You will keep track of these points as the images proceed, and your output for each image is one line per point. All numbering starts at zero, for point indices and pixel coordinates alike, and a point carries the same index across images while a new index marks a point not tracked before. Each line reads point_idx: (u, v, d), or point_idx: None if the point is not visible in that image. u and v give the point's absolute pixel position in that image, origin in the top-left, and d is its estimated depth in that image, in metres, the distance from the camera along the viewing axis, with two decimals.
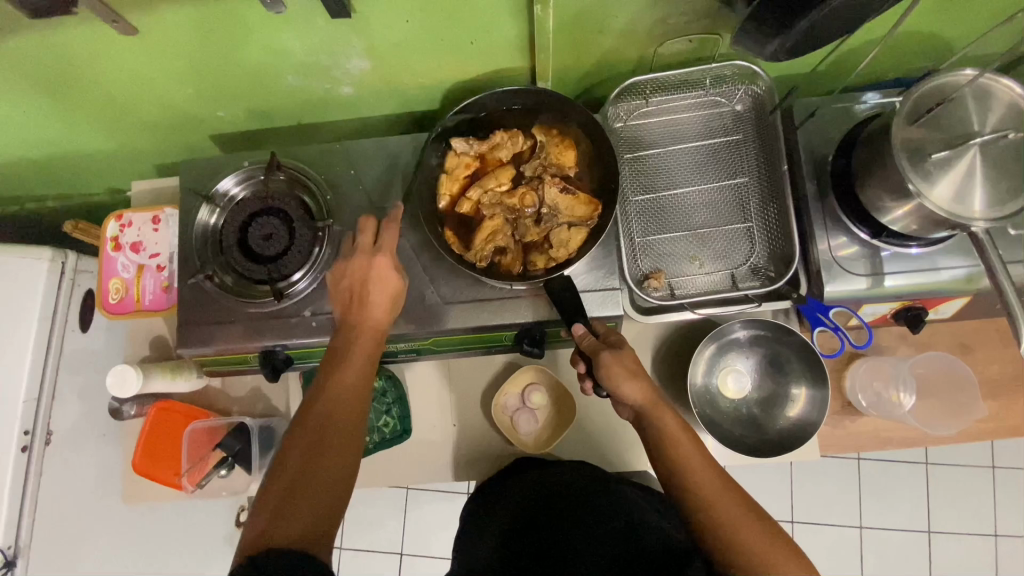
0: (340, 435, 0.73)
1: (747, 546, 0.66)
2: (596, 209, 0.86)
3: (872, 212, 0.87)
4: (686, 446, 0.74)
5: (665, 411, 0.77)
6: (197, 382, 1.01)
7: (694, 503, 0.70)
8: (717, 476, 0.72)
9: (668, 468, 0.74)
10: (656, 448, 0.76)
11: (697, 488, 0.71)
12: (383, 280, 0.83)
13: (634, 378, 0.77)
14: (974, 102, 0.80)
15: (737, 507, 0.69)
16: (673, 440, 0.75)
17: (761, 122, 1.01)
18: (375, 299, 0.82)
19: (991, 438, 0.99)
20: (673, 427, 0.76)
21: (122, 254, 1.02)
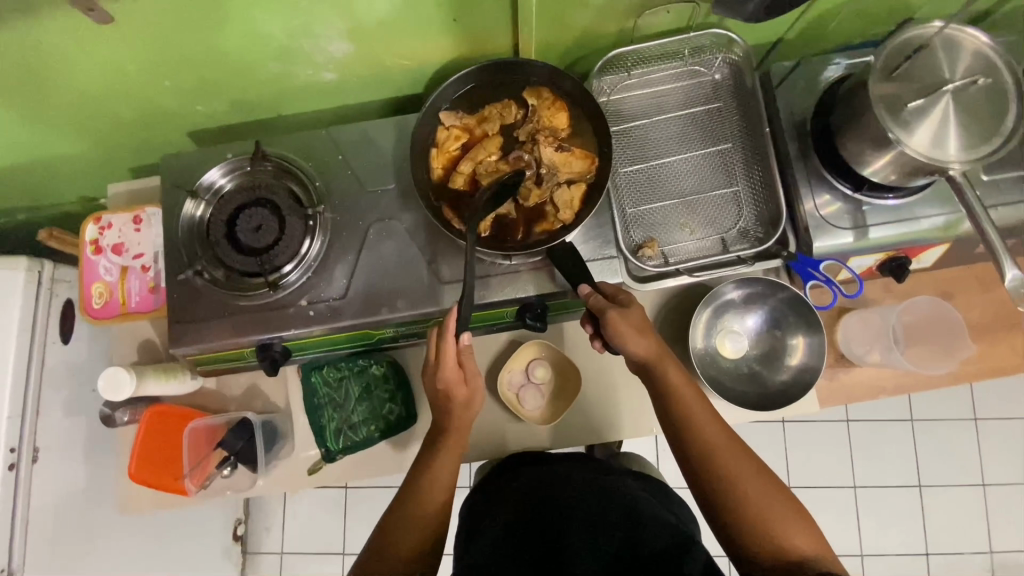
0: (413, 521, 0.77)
1: (748, 494, 0.72)
2: (593, 163, 0.86)
3: (855, 165, 0.90)
4: (689, 397, 0.78)
5: (670, 363, 0.80)
6: (191, 383, 0.98)
7: (698, 452, 0.75)
8: (719, 428, 0.77)
9: (675, 418, 0.78)
10: (662, 401, 0.79)
11: (702, 439, 0.76)
12: (449, 382, 0.79)
13: (640, 335, 0.79)
14: (942, 52, 0.83)
15: (739, 462, 0.74)
16: (679, 393, 0.78)
17: (740, 89, 1.03)
18: (452, 416, 0.81)
19: (978, 378, 1.03)
20: (674, 377, 0.79)
21: (103, 257, 0.99)
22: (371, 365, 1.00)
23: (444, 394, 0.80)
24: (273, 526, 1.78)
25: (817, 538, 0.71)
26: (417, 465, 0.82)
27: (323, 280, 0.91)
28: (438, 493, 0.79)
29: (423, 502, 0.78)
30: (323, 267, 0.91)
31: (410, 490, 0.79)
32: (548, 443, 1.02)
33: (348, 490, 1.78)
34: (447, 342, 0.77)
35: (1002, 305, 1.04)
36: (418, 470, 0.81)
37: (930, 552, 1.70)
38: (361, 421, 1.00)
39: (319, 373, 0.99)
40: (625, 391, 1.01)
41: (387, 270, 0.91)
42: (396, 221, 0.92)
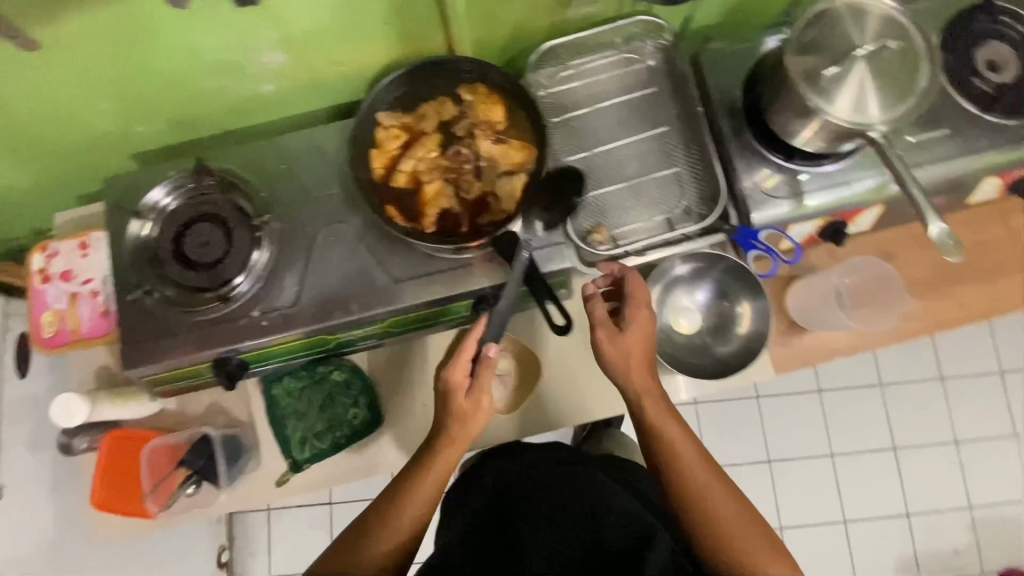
0: (396, 530, 0.76)
1: (737, 542, 0.73)
2: (532, 153, 0.87)
3: (785, 137, 0.93)
4: (672, 428, 0.80)
5: (649, 397, 0.82)
6: (151, 405, 0.97)
7: (685, 501, 0.76)
8: (701, 461, 0.78)
9: (657, 456, 0.80)
10: (649, 447, 0.81)
11: (687, 488, 0.77)
12: (459, 389, 0.80)
13: (637, 365, 0.82)
14: (853, 19, 0.86)
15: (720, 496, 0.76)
16: (661, 437, 0.80)
17: (673, 72, 1.06)
18: (459, 422, 0.80)
19: (925, 334, 1.07)
20: (654, 411, 0.81)
21: (51, 285, 0.98)
22: (331, 372, 1.00)
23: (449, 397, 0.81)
24: (258, 550, 1.76)
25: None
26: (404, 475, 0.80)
27: (274, 289, 0.92)
28: (424, 503, 0.78)
29: (410, 510, 0.77)
30: (274, 277, 0.92)
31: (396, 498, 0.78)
32: (513, 433, 1.02)
33: (333, 506, 1.77)
34: (467, 350, 0.81)
35: (941, 261, 1.08)
36: (408, 477, 0.80)
37: (911, 512, 1.73)
38: (326, 429, 1.00)
39: (280, 386, 1.00)
40: (586, 376, 1.02)
41: (337, 274, 0.92)
42: (344, 225, 0.93)
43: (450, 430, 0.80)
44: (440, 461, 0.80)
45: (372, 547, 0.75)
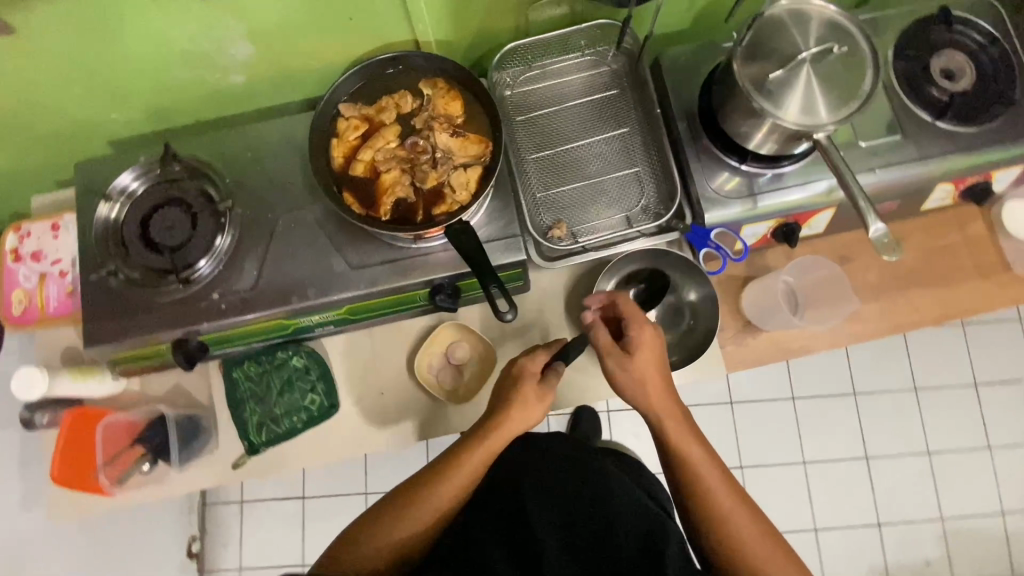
0: (433, 500, 0.81)
1: (754, 559, 0.75)
2: (487, 146, 0.89)
3: (738, 139, 0.96)
4: (694, 451, 0.82)
5: (672, 421, 0.84)
6: (113, 383, 0.99)
7: (705, 516, 0.79)
8: (727, 486, 0.80)
9: (679, 481, 0.82)
10: (673, 462, 0.83)
11: (712, 504, 0.79)
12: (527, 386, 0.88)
13: (661, 391, 0.86)
14: (798, 24, 0.89)
15: (748, 524, 0.77)
16: (685, 453, 0.82)
17: (636, 75, 1.09)
18: (511, 413, 0.86)
19: (877, 336, 1.09)
20: (676, 435, 0.83)
21: (23, 265, 1.00)
22: (291, 357, 1.02)
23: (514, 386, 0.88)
24: (230, 541, 1.77)
25: None
26: (431, 471, 0.83)
27: (234, 273, 0.94)
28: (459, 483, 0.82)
29: (447, 485, 0.81)
30: (234, 261, 0.94)
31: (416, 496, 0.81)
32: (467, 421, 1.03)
33: (305, 500, 1.78)
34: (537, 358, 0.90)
35: (895, 266, 1.10)
36: (449, 457, 0.84)
37: (882, 523, 1.73)
38: (284, 414, 1.01)
39: (240, 369, 1.02)
40: None
41: (297, 260, 0.94)
42: (305, 213, 0.96)
43: (502, 422, 0.85)
44: (483, 447, 0.84)
45: (410, 515, 0.80)
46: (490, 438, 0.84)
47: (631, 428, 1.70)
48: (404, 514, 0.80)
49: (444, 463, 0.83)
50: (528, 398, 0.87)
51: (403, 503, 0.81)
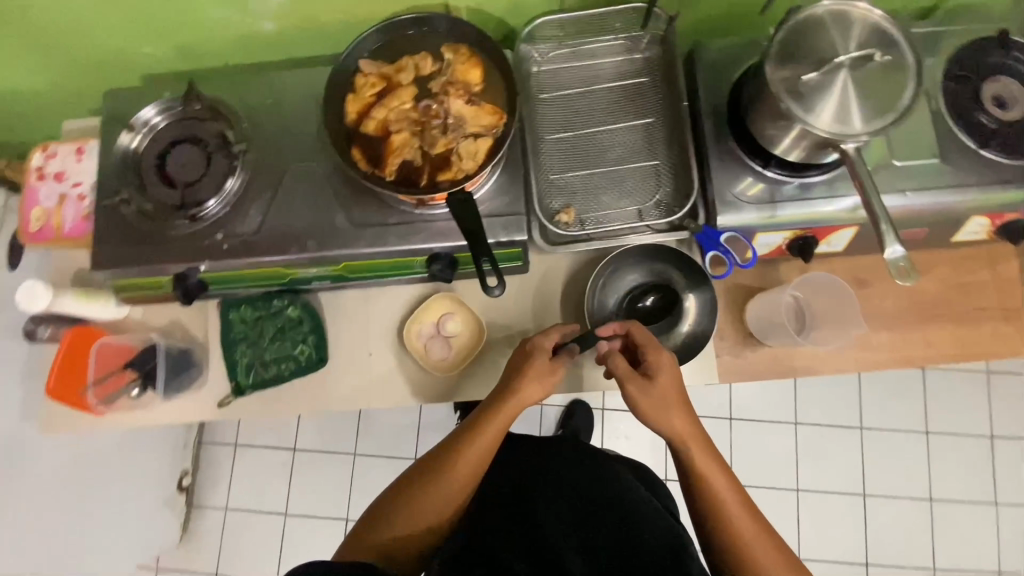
0: (445, 485, 0.83)
1: None
2: (501, 118, 0.88)
3: (763, 143, 0.92)
4: (718, 479, 0.82)
5: (697, 447, 0.83)
6: (116, 309, 1.02)
7: (723, 540, 0.79)
8: (745, 509, 0.80)
9: (701, 508, 0.81)
10: (691, 481, 0.83)
11: (730, 526, 0.79)
12: (539, 364, 0.89)
13: (676, 408, 0.84)
14: (838, 26, 0.85)
15: (772, 555, 0.78)
16: (706, 474, 0.82)
17: (668, 65, 1.05)
18: (517, 391, 0.87)
19: (885, 367, 1.04)
20: (699, 460, 0.82)
21: (45, 183, 1.04)
22: (286, 307, 1.03)
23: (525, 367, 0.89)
24: (220, 481, 1.82)
25: None
26: (440, 458, 0.85)
27: (240, 216, 0.95)
28: (471, 466, 0.84)
29: (460, 469, 0.84)
30: (241, 204, 0.96)
31: (430, 483, 0.83)
32: (448, 394, 1.02)
33: (295, 452, 1.81)
34: (546, 340, 0.91)
35: (915, 296, 1.05)
36: (460, 438, 0.86)
37: (871, 564, 1.68)
38: (273, 360, 1.03)
39: (236, 312, 1.03)
40: None
41: (300, 211, 0.95)
42: (315, 166, 0.96)
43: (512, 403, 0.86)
44: (494, 429, 0.86)
45: (426, 501, 0.83)
46: (497, 418, 0.86)
47: (623, 429, 1.68)
48: (420, 502, 0.83)
49: (453, 449, 0.85)
50: (539, 374, 0.88)
51: (417, 491, 0.83)
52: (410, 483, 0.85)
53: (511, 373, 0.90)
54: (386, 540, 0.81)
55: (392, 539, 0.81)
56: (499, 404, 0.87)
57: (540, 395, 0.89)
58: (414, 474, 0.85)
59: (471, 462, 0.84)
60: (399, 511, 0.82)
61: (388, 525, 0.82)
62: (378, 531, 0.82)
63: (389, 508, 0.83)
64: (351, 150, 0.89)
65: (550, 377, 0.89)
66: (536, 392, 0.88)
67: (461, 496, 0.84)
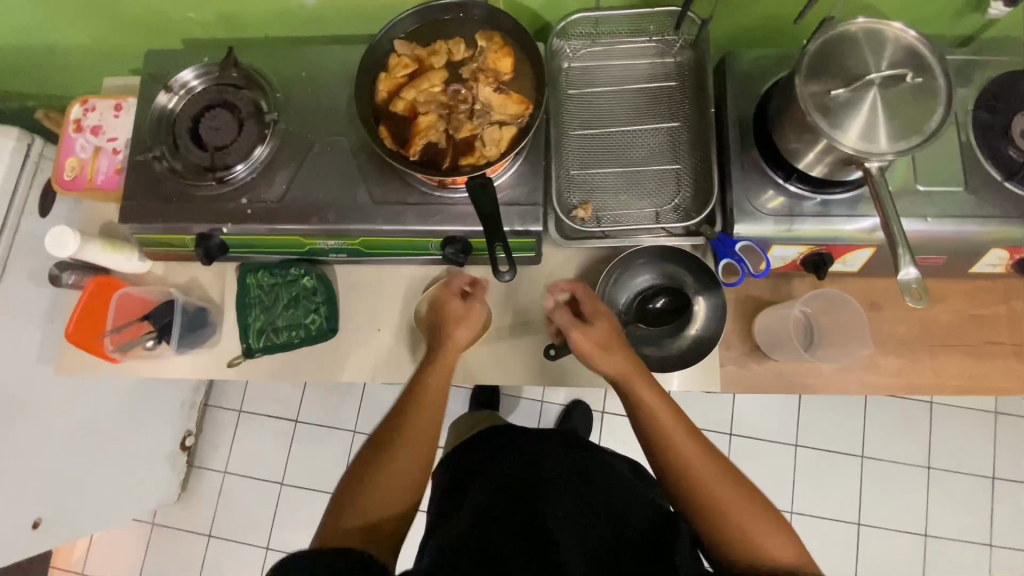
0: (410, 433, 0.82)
1: (726, 506, 0.76)
2: (528, 109, 0.89)
3: (788, 156, 0.92)
4: (666, 414, 0.83)
5: (643, 384, 0.85)
6: (137, 262, 1.06)
7: (674, 470, 0.80)
8: (695, 440, 0.81)
9: (653, 440, 0.82)
10: (640, 417, 0.84)
11: (679, 455, 0.80)
12: (454, 308, 0.95)
13: (609, 349, 0.89)
14: (872, 44, 0.85)
15: (729, 486, 0.77)
16: (654, 410, 0.83)
17: (698, 71, 1.06)
18: (447, 330, 0.93)
19: (890, 392, 1.04)
20: (646, 395, 0.85)
21: (83, 135, 1.07)
22: (302, 276, 1.05)
23: (444, 314, 0.95)
24: (221, 446, 1.86)
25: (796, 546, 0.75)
26: (390, 422, 0.83)
27: (266, 183, 0.98)
28: (428, 407, 0.85)
29: (418, 412, 0.84)
30: (268, 172, 0.98)
31: (396, 439, 0.81)
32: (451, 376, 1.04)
33: (297, 424, 1.85)
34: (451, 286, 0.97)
35: (927, 324, 1.05)
36: (413, 387, 0.88)
37: None
38: (284, 327, 1.05)
39: (253, 277, 1.06)
40: (534, 344, 1.05)
41: (324, 183, 0.97)
42: (342, 140, 0.98)
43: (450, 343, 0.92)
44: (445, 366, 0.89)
45: (395, 455, 0.80)
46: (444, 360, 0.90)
47: (621, 433, 1.69)
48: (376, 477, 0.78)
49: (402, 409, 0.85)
50: (457, 316, 0.95)
51: (371, 461, 0.80)
52: (374, 449, 0.81)
53: (437, 323, 0.96)
54: (368, 508, 0.76)
55: (372, 508, 0.76)
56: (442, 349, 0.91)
57: (468, 334, 0.94)
58: (368, 448, 0.82)
59: (422, 417, 0.84)
60: (373, 477, 0.78)
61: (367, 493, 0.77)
62: (357, 503, 0.76)
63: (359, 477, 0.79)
64: (379, 128, 0.90)
65: (472, 315, 0.95)
66: (466, 330, 0.94)
67: (432, 438, 0.83)
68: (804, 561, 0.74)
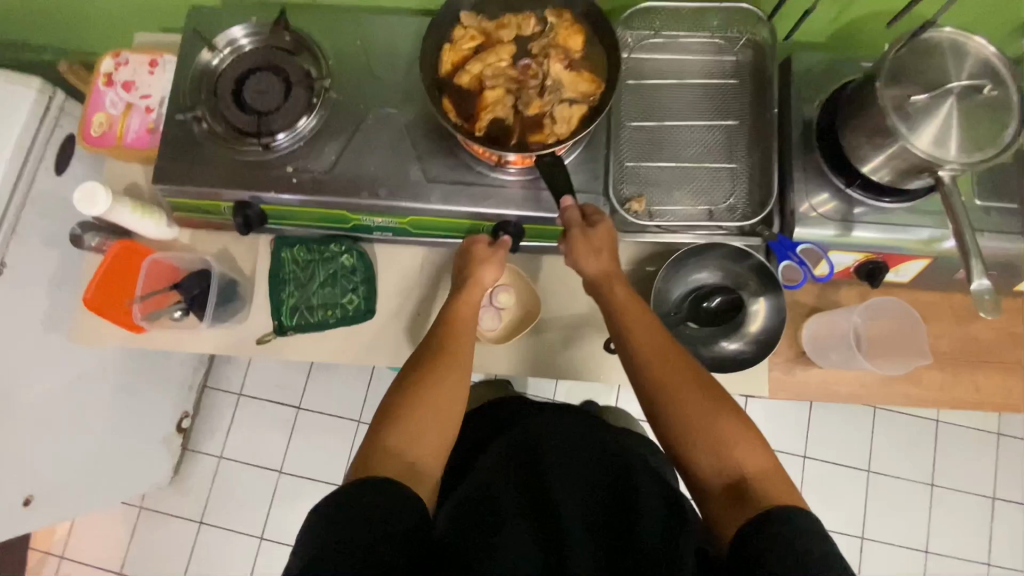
0: (440, 378, 0.83)
1: (686, 401, 0.78)
2: (600, 88, 0.87)
3: (855, 161, 0.90)
4: (637, 309, 0.84)
5: (619, 286, 0.85)
6: (165, 229, 1.00)
7: (637, 359, 0.82)
8: (664, 339, 0.83)
9: (620, 331, 0.84)
10: (610, 310, 0.85)
11: (644, 348, 0.82)
12: (479, 250, 0.92)
13: (596, 254, 0.85)
14: (951, 55, 0.84)
15: (697, 393, 0.78)
16: (624, 301, 0.84)
17: (759, 70, 1.04)
18: (473, 273, 0.91)
19: (931, 406, 1.03)
20: (621, 296, 0.85)
21: (113, 90, 1.01)
22: (341, 254, 1.00)
23: (474, 252, 0.92)
24: (218, 429, 1.78)
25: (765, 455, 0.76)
26: (427, 360, 0.85)
27: (313, 152, 0.93)
28: (460, 353, 0.86)
29: (450, 358, 0.85)
30: (316, 141, 0.93)
31: (426, 384, 0.82)
32: (491, 365, 1.01)
33: (299, 411, 1.78)
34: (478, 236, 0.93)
35: (970, 340, 1.05)
36: (442, 326, 0.89)
37: None
38: (319, 306, 1.00)
39: (289, 251, 1.01)
40: (577, 339, 1.01)
41: (376, 156, 0.92)
42: (397, 114, 0.94)
43: (481, 281, 0.90)
44: (472, 307, 0.90)
45: (427, 396, 0.81)
46: (468, 296, 0.90)
47: None
48: (413, 412, 0.80)
49: (438, 348, 0.86)
50: (482, 259, 0.91)
51: (409, 396, 0.81)
52: (401, 391, 0.82)
53: (463, 266, 0.93)
54: (398, 447, 0.77)
55: (401, 446, 0.77)
56: (469, 290, 0.90)
57: (494, 276, 0.92)
58: (403, 382, 0.83)
59: (459, 362, 0.86)
60: (405, 418, 0.79)
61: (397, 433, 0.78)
62: (389, 434, 0.78)
63: (391, 414, 0.80)
64: (441, 100, 0.86)
65: (497, 259, 0.91)
66: (492, 272, 0.91)
67: (461, 383, 0.84)
68: (767, 467, 0.75)
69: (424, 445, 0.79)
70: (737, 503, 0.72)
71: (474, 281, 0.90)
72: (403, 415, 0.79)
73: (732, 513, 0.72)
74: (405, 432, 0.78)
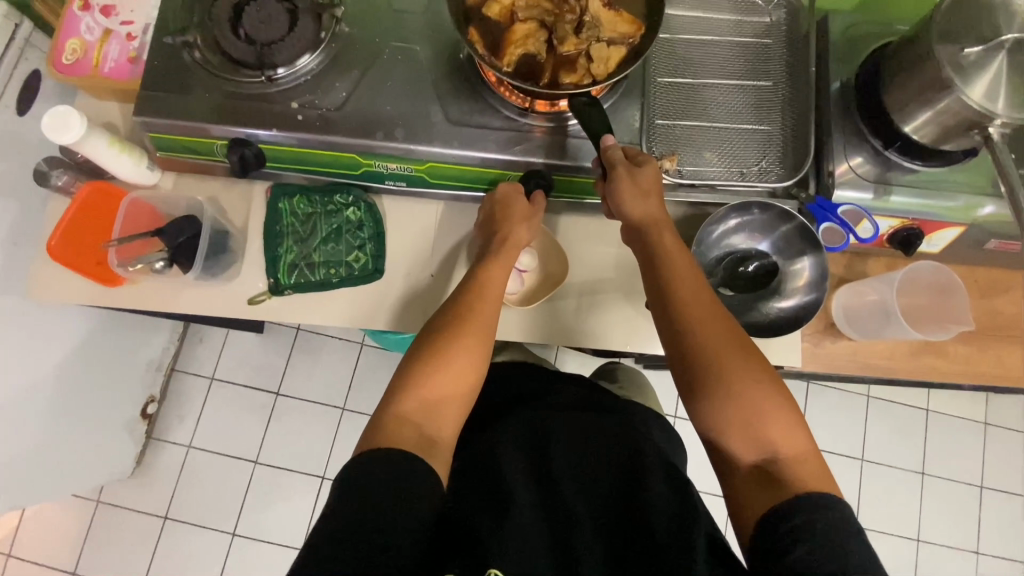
0: (460, 341, 0.74)
1: (726, 369, 0.71)
2: (640, 30, 0.80)
3: (895, 117, 0.88)
4: (679, 269, 0.77)
5: (667, 235, 0.79)
6: (146, 171, 0.89)
7: (678, 319, 0.74)
8: (709, 302, 0.75)
9: (661, 289, 0.76)
10: (651, 266, 0.78)
11: (687, 308, 0.74)
12: (513, 205, 0.84)
13: (644, 198, 0.79)
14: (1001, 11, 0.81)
15: (739, 360, 0.72)
16: (668, 258, 0.78)
17: (794, 31, 1.00)
18: (506, 226, 0.84)
19: (959, 381, 1.01)
20: (669, 244, 0.79)
21: (90, 14, 0.89)
22: (347, 208, 0.92)
23: (507, 203, 0.85)
24: (187, 417, 1.63)
25: (800, 439, 0.69)
26: (448, 321, 0.76)
27: (322, 88, 0.84)
28: (484, 316, 0.77)
29: (471, 321, 0.76)
30: (325, 76, 0.84)
31: (445, 350, 0.73)
32: (509, 331, 0.94)
33: (278, 397, 1.65)
34: (510, 184, 0.85)
35: (995, 315, 1.03)
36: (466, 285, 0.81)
37: None
38: (321, 264, 0.91)
39: (288, 202, 0.91)
40: (602, 306, 0.94)
41: (393, 95, 0.84)
42: (417, 51, 0.85)
43: (516, 236, 0.83)
44: (504, 262, 0.82)
45: (448, 361, 0.73)
46: (500, 252, 0.82)
47: None
48: (428, 379, 0.71)
49: (463, 308, 0.77)
50: (516, 215, 0.84)
51: (427, 360, 0.73)
52: (420, 354, 0.74)
53: (493, 219, 0.85)
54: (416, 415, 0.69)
55: (420, 415, 0.69)
56: (499, 245, 0.83)
57: (528, 234, 0.85)
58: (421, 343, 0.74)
59: (482, 327, 0.77)
60: (423, 385, 0.71)
61: (413, 400, 0.70)
62: (404, 399, 0.70)
63: (407, 377, 0.72)
64: (470, 30, 0.79)
65: (530, 218, 0.85)
66: (526, 232, 0.84)
67: (482, 350, 0.76)
68: (803, 452, 0.68)
69: (445, 416, 0.70)
70: (764, 484, 0.66)
71: (507, 237, 0.83)
72: (418, 381, 0.71)
73: (757, 494, 0.66)
74: (422, 398, 0.70)
